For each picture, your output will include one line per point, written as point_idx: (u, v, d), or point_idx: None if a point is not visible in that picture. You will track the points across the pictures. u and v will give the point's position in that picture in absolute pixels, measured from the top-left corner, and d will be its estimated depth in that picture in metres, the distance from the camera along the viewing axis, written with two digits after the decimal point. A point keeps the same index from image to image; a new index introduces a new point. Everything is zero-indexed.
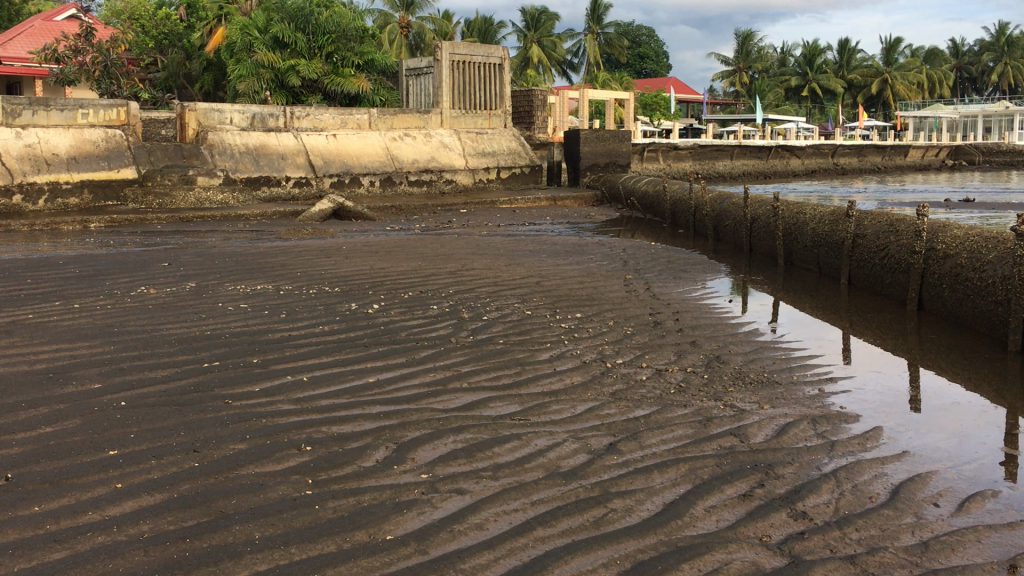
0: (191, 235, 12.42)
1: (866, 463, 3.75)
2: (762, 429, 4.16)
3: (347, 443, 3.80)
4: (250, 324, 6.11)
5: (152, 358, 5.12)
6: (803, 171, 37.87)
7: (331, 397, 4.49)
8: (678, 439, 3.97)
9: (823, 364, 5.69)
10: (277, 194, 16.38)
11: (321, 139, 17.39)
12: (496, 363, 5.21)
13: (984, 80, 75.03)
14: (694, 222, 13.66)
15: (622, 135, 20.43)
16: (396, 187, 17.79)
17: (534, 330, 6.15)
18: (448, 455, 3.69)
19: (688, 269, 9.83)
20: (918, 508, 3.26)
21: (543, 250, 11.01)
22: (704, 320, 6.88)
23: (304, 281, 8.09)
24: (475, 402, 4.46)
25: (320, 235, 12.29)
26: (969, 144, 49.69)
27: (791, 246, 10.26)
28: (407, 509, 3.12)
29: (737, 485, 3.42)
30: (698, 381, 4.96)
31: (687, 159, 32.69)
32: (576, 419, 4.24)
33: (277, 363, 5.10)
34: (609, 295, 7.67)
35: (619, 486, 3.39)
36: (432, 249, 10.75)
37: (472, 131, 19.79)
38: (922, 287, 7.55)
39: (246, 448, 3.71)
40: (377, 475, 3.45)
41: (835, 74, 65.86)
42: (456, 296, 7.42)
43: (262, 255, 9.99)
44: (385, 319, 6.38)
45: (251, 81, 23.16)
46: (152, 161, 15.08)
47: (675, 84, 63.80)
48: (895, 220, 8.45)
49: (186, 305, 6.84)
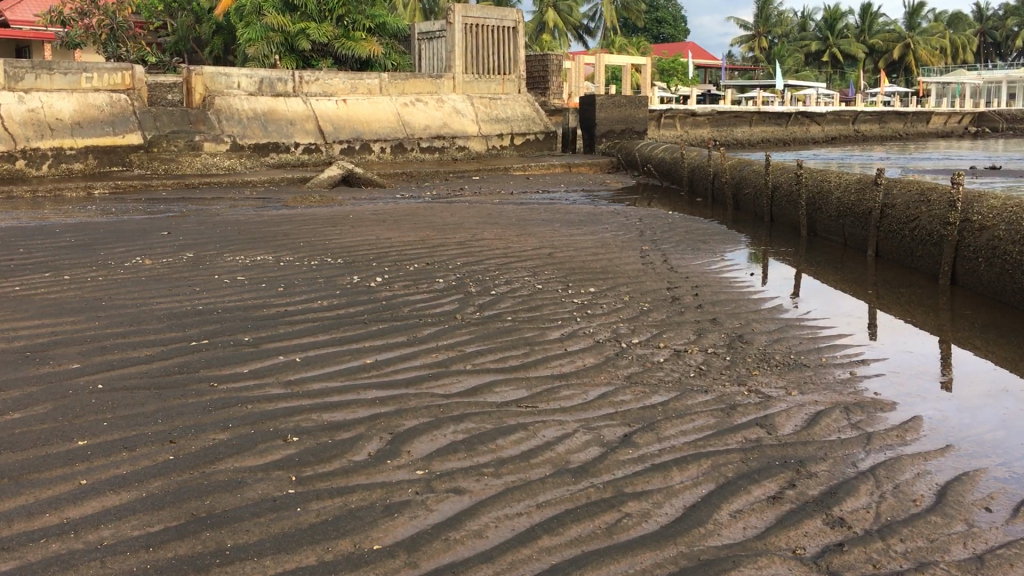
0: (196, 203, 12.10)
1: (907, 459, 3.40)
2: (790, 419, 3.81)
3: (338, 434, 3.49)
4: (245, 298, 5.79)
5: (137, 336, 4.82)
6: (823, 138, 37.15)
7: (324, 380, 4.18)
8: (698, 430, 3.64)
9: (853, 344, 5.32)
10: (286, 160, 15.99)
11: (330, 104, 16.97)
12: (502, 342, 4.88)
13: (1009, 45, 73.54)
14: (712, 189, 13.23)
15: (639, 101, 19.95)
16: (406, 153, 17.45)
17: (545, 306, 5.81)
18: (446, 448, 3.37)
19: (706, 240, 9.46)
20: (968, 514, 2.92)
21: (555, 219, 10.64)
22: (726, 295, 6.51)
23: (307, 252, 7.77)
24: (480, 386, 4.14)
25: (328, 203, 11.96)
26: (993, 110, 48.55)
27: (814, 215, 9.87)
28: (399, 513, 2.80)
29: (765, 485, 3.09)
30: (719, 363, 4.62)
31: (704, 126, 32.11)
32: (587, 406, 3.90)
33: (270, 342, 4.77)
34: (624, 268, 7.31)
35: (634, 486, 3.06)
36: (442, 218, 10.40)
37: (485, 96, 19.33)
38: (955, 261, 7.17)
39: (227, 438, 3.41)
40: (369, 471, 3.14)
41: (856, 39, 64.68)
42: (464, 268, 7.08)
43: (266, 224, 9.68)
44: (387, 293, 6.05)
45: (260, 45, 22.56)
46: (158, 127, 14.74)
47: (691, 49, 62.70)
48: (926, 189, 8.03)
49: (181, 277, 6.54)
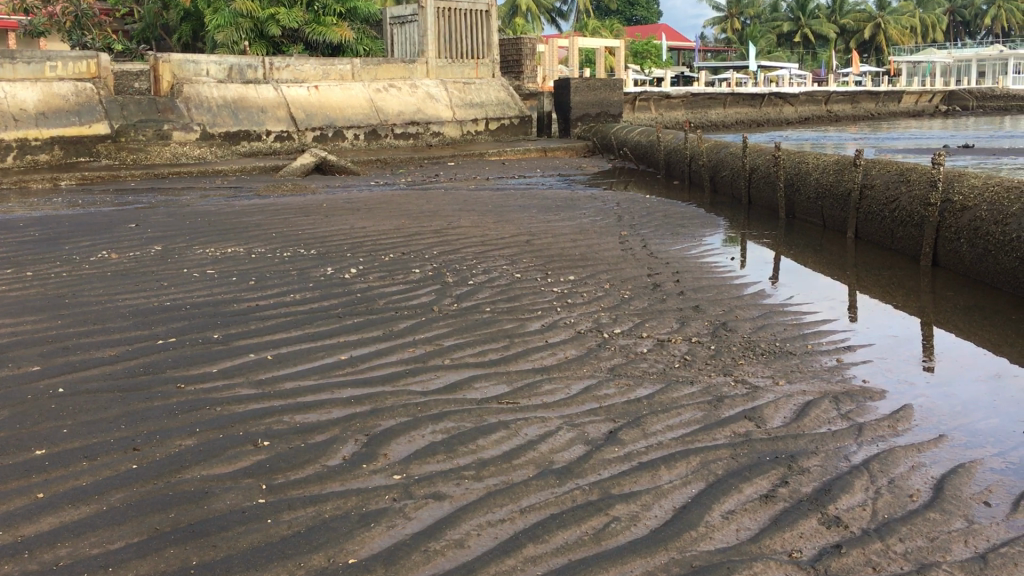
0: (166, 193, 11.86)
1: (900, 451, 3.30)
2: (779, 410, 3.70)
3: (311, 437, 3.34)
4: (214, 293, 5.61)
5: (102, 335, 4.63)
6: (796, 118, 37.18)
7: (297, 379, 4.03)
8: (685, 424, 3.52)
9: (838, 329, 5.22)
10: (258, 148, 15.76)
11: (302, 91, 16.68)
12: (481, 335, 4.74)
13: (977, 23, 74.01)
14: (689, 172, 13.14)
15: (614, 84, 19.79)
16: (380, 140, 17.23)
17: (524, 295, 5.67)
18: (425, 450, 3.23)
19: (685, 224, 9.34)
20: (967, 509, 2.81)
21: (532, 205, 10.49)
22: (708, 281, 6.39)
23: (279, 243, 7.59)
24: (458, 383, 4.00)
25: (301, 191, 11.75)
26: (963, 88, 48.81)
27: (792, 197, 9.79)
28: (375, 522, 2.67)
29: (757, 483, 2.97)
30: (704, 353, 4.50)
31: (678, 109, 32.03)
32: (569, 402, 3.77)
33: (241, 339, 4.60)
34: (603, 255, 7.18)
35: (621, 487, 2.94)
36: (417, 206, 10.21)
37: (459, 80, 19.08)
38: (936, 242, 7.09)
39: (195, 444, 3.25)
40: (344, 477, 3.00)
41: (828, 19, 64.79)
42: (440, 258, 6.93)
43: (236, 214, 9.44)
44: (363, 285, 5.89)
45: (229, 31, 21.99)
46: (126, 116, 14.42)
47: (664, 30, 62.52)
48: (906, 169, 7.96)
49: (149, 271, 6.34)
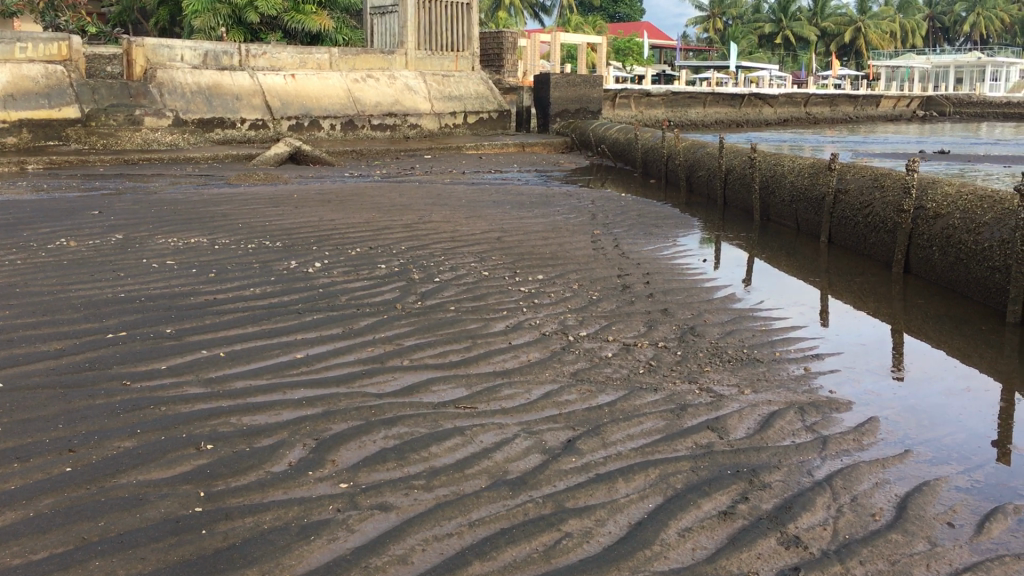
0: (135, 180, 11.65)
1: (864, 466, 3.22)
2: (742, 421, 3.60)
3: (257, 441, 3.20)
4: (172, 285, 5.44)
5: (49, 327, 4.47)
6: (775, 120, 37.28)
7: (248, 378, 3.88)
8: (646, 434, 3.42)
9: (807, 336, 5.13)
10: (232, 136, 15.52)
11: (278, 79, 16.44)
12: (443, 335, 4.62)
13: (956, 30, 74.67)
14: (666, 171, 13.07)
15: (593, 81, 19.69)
16: (357, 131, 17.04)
17: (490, 294, 5.55)
18: (375, 456, 3.11)
19: (659, 223, 9.26)
20: (930, 530, 2.73)
21: (506, 201, 10.37)
22: (678, 283, 6.30)
23: (245, 234, 7.42)
24: (416, 385, 3.88)
25: (272, 181, 11.56)
26: (940, 95, 49.14)
27: (767, 199, 9.73)
28: (316, 535, 2.54)
29: (717, 499, 2.87)
30: (669, 359, 4.40)
31: (658, 108, 31.99)
32: (529, 408, 3.65)
33: (194, 335, 4.46)
34: (574, 254, 7.07)
35: (576, 500, 2.83)
36: (390, 200, 10.05)
37: (438, 73, 18.89)
38: (908, 249, 7.03)
39: (134, 446, 3.11)
40: (288, 485, 2.87)
41: (809, 22, 65.08)
42: (408, 253, 6.79)
43: (202, 203, 9.25)
44: (326, 280, 5.74)
45: (206, 16, 21.79)
46: (97, 100, 14.13)
47: (646, 28, 62.53)
48: (880, 175, 7.90)
49: (106, 261, 6.14)
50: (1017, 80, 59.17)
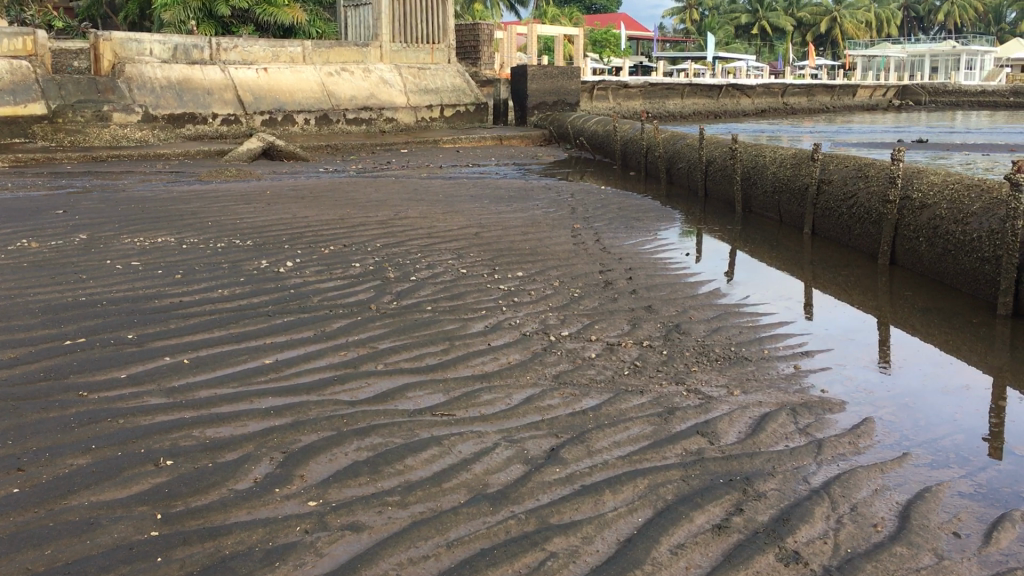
0: (103, 177, 11.37)
1: (862, 471, 3.06)
2: (733, 424, 3.44)
3: (221, 455, 3.01)
4: (135, 288, 5.21)
5: (4, 335, 4.24)
6: (753, 110, 37.24)
7: (213, 387, 3.68)
8: (634, 440, 3.25)
9: (794, 332, 4.98)
10: (203, 132, 15.25)
11: (250, 73, 16.13)
12: (420, 337, 4.43)
13: (930, 20, 75.05)
14: (645, 163, 12.93)
15: (571, 73, 19.51)
16: (332, 126, 16.74)
17: (468, 293, 5.37)
18: (346, 470, 2.92)
19: (640, 216, 9.10)
20: (934, 541, 2.59)
21: (484, 195, 10.18)
22: (661, 279, 6.14)
23: (214, 232, 7.19)
24: (391, 392, 3.69)
25: (244, 178, 11.31)
26: (916, 83, 49.37)
27: (749, 190, 9.62)
28: (281, 561, 2.36)
29: (709, 511, 2.71)
30: (655, 359, 4.24)
31: (635, 99, 31.91)
32: (509, 414, 3.48)
33: (157, 341, 4.24)
34: (554, 249, 6.90)
35: (560, 516, 2.66)
36: (365, 195, 9.83)
37: (414, 66, 18.62)
38: (894, 240, 6.91)
39: (88, 463, 2.91)
40: (252, 504, 2.67)
41: (784, 13, 65.17)
42: (383, 251, 6.59)
43: (172, 201, 8.99)
44: (298, 280, 5.54)
45: (177, 10, 21.13)
46: (63, 96, 13.76)
47: (623, 20, 62.39)
48: (864, 165, 7.78)
49: (67, 263, 5.90)
50: (990, 68, 59.54)
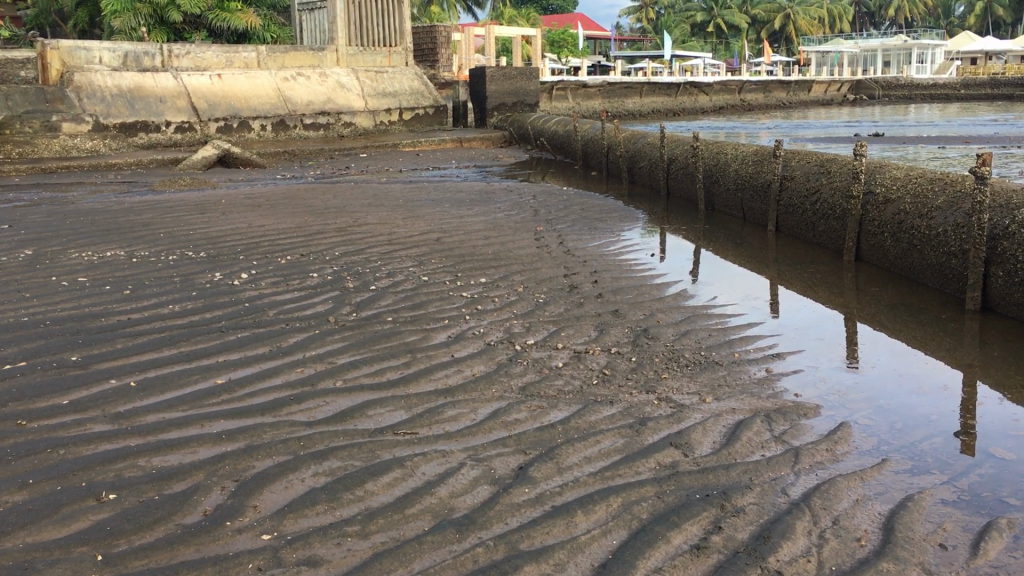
0: (52, 189, 11.04)
1: (841, 481, 2.95)
2: (707, 435, 3.32)
3: (169, 486, 2.82)
4: (81, 306, 4.98)
5: None
6: (711, 107, 37.39)
7: (161, 410, 3.48)
8: (605, 455, 3.12)
9: (763, 334, 4.88)
10: (157, 140, 14.92)
11: (204, 80, 15.78)
12: (380, 350, 4.26)
13: (881, 14, 76.04)
14: (606, 162, 12.85)
15: (529, 74, 19.39)
16: (289, 131, 16.56)
17: (430, 302, 5.20)
18: (303, 499, 2.75)
19: (603, 217, 9.00)
20: (922, 554, 2.48)
21: (445, 199, 10.01)
22: (626, 281, 6.01)
23: (166, 244, 6.94)
24: (351, 410, 3.52)
25: (200, 186, 11.03)
26: (869, 78, 49.91)
27: (711, 188, 9.55)
28: None
29: (686, 530, 2.59)
30: (624, 366, 4.11)
31: (595, 99, 31.89)
32: (475, 431, 3.32)
33: (103, 362, 4.04)
34: (517, 253, 6.75)
35: (531, 541, 2.51)
36: (324, 202, 9.61)
37: (371, 69, 18.41)
38: (858, 236, 6.86)
39: (23, 500, 2.71)
40: (201, 541, 2.49)
41: (739, 11, 65.68)
42: (343, 259, 6.41)
43: (123, 213, 8.71)
44: (253, 293, 5.34)
45: (126, 16, 20.83)
46: (10, 106, 13.33)
47: (581, 20, 62.47)
48: (827, 160, 7.74)
49: (10, 281, 5.64)
50: (942, 61, 60.38)
